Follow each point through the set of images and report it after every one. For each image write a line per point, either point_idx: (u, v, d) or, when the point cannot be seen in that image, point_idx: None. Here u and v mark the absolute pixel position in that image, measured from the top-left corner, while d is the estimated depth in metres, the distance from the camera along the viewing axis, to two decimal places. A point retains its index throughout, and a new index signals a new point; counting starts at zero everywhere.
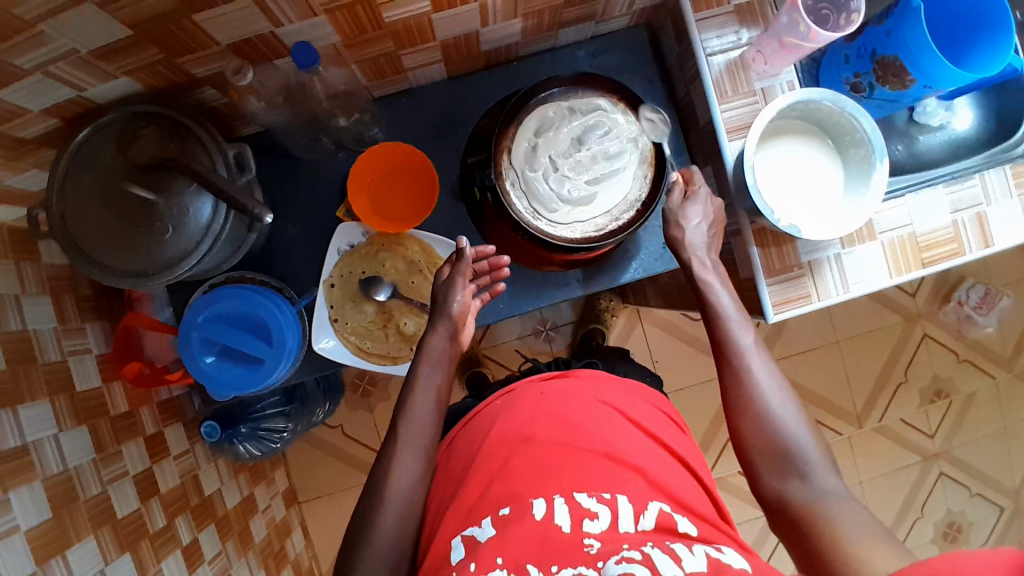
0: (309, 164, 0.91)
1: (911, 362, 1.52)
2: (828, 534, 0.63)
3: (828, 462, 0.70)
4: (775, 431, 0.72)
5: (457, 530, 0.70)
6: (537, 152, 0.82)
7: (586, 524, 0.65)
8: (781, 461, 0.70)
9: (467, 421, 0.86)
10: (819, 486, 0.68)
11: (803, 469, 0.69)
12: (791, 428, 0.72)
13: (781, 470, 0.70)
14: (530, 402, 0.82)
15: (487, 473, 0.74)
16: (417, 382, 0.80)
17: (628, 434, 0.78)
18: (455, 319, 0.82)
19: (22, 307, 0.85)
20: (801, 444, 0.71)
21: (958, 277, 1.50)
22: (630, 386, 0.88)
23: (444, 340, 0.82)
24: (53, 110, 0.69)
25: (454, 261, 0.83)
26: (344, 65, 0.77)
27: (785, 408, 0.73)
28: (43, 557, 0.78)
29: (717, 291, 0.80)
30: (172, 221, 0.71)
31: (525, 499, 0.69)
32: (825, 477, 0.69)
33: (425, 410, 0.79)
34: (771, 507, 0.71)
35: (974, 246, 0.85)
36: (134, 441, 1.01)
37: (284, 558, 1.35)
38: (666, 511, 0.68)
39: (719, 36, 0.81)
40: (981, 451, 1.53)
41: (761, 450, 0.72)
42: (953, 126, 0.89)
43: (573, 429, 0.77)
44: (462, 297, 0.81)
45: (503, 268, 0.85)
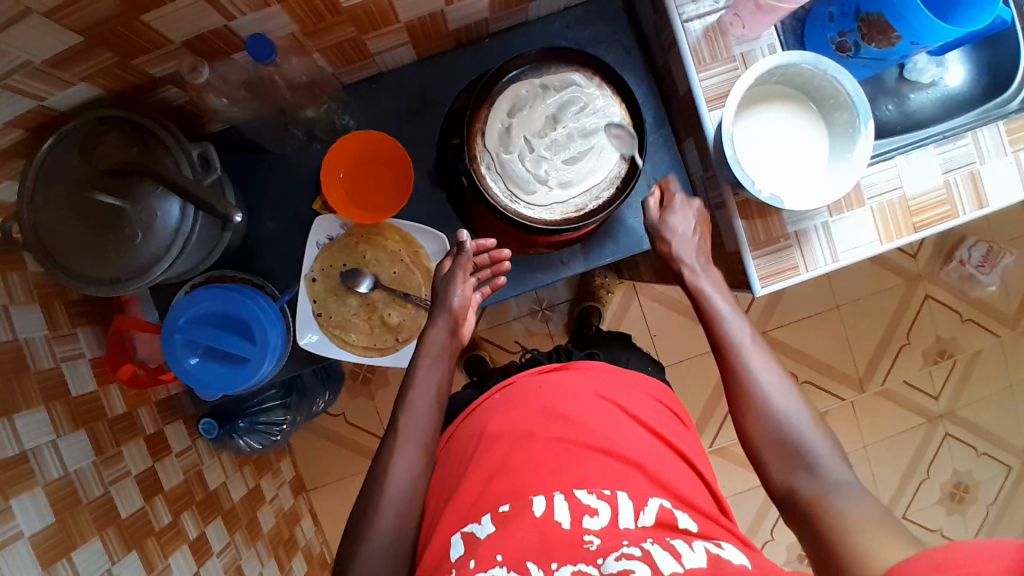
0: (283, 158, 0.90)
1: (913, 324, 1.49)
2: (835, 525, 0.62)
3: (835, 454, 0.68)
4: (777, 423, 0.71)
5: (457, 525, 0.70)
6: (512, 133, 0.80)
7: (586, 520, 0.65)
8: (788, 457, 0.69)
9: (466, 415, 0.85)
10: (826, 475, 0.67)
11: (810, 461, 0.68)
12: (795, 422, 0.70)
13: (788, 465, 0.69)
14: (529, 394, 0.81)
15: (487, 468, 0.73)
16: (416, 377, 0.78)
17: (627, 429, 0.77)
18: (457, 313, 0.80)
19: (12, 317, 0.84)
20: (805, 436, 0.69)
21: (960, 235, 1.46)
22: (630, 377, 0.87)
23: (444, 335, 0.80)
24: (16, 121, 0.68)
25: (455, 254, 0.81)
26: (305, 54, 0.75)
27: (792, 405, 0.72)
28: (49, 561, 0.79)
29: (712, 296, 0.78)
30: (141, 226, 0.70)
31: (524, 496, 0.69)
32: (834, 466, 0.67)
33: (424, 403, 0.77)
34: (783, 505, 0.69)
35: (968, 207, 0.83)
36: (134, 442, 1.02)
37: (294, 546, 1.37)
38: (666, 506, 0.68)
39: (695, 0, 0.78)
40: (988, 410, 1.52)
41: (766, 446, 0.71)
42: (945, 82, 0.86)
43: (572, 422, 0.77)
44: (462, 291, 0.79)
45: (504, 261, 0.84)
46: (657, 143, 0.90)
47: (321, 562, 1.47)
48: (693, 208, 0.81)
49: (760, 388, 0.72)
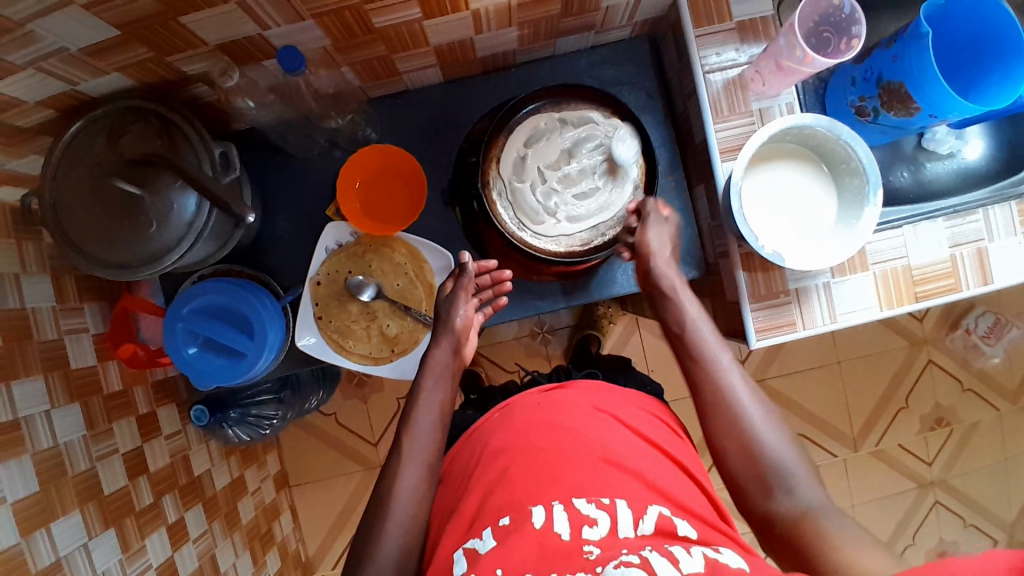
0: (303, 162, 0.92)
1: (913, 389, 1.48)
2: (822, 546, 0.62)
3: (813, 477, 0.69)
4: (752, 443, 0.71)
5: (460, 541, 0.70)
6: (526, 163, 0.81)
7: (585, 531, 0.64)
8: (767, 479, 0.69)
9: (467, 435, 0.86)
10: (804, 499, 0.67)
11: (788, 483, 0.69)
12: (771, 444, 0.71)
13: (767, 488, 0.69)
14: (530, 410, 0.81)
15: (486, 484, 0.73)
16: (421, 397, 0.80)
17: (624, 438, 0.77)
18: (460, 333, 0.84)
19: (21, 286, 0.87)
20: (782, 457, 0.70)
21: (967, 305, 1.46)
22: (629, 396, 0.87)
23: (447, 353, 0.83)
24: (48, 101, 0.70)
25: (456, 276, 0.85)
26: (335, 67, 0.77)
27: (767, 428, 0.72)
28: (27, 528, 0.80)
29: (693, 313, 0.79)
30: (157, 217, 0.72)
31: (524, 507, 0.68)
32: (811, 491, 0.68)
33: (426, 425, 0.79)
34: (762, 527, 0.69)
35: (971, 282, 0.83)
36: (125, 420, 1.03)
37: (270, 540, 1.38)
38: (665, 514, 0.68)
39: (719, 53, 0.80)
40: (981, 483, 1.50)
41: (743, 464, 0.71)
42: (963, 155, 0.86)
43: (570, 435, 0.77)
44: (465, 311, 0.84)
45: (506, 281, 0.87)
46: (669, 187, 0.91)
47: (295, 560, 1.48)
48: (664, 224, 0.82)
49: (739, 406, 0.73)
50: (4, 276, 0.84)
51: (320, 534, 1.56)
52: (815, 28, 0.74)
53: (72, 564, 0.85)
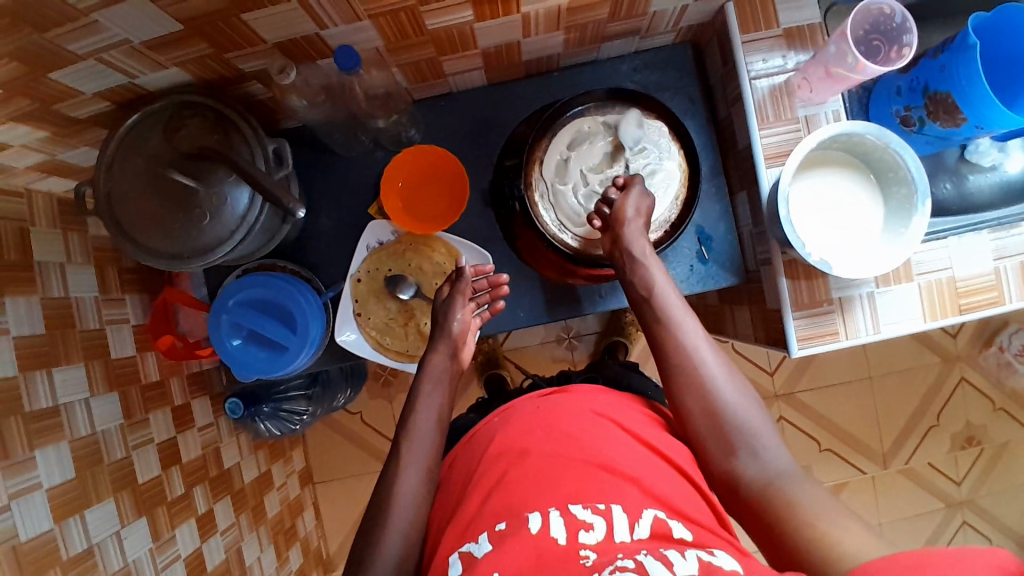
0: (347, 160, 0.93)
1: (944, 406, 1.46)
2: (787, 510, 0.64)
3: (772, 436, 0.72)
4: (717, 405, 0.73)
5: (456, 545, 0.68)
6: (569, 166, 0.83)
7: (581, 535, 0.62)
8: (729, 439, 0.72)
9: (467, 440, 0.84)
10: (766, 460, 0.70)
11: (752, 446, 0.71)
12: (734, 405, 0.73)
13: (728, 448, 0.72)
14: (529, 416, 0.79)
15: (483, 489, 0.71)
16: (420, 401, 0.81)
17: (624, 444, 0.74)
18: (457, 338, 0.84)
19: (66, 274, 0.89)
20: (745, 420, 0.73)
21: (1001, 322, 1.43)
22: (629, 400, 0.84)
23: (445, 360, 0.84)
24: (105, 94, 0.72)
25: (453, 281, 0.87)
26: (385, 68, 0.79)
27: (730, 388, 0.74)
28: (62, 515, 0.82)
29: (659, 277, 0.80)
30: (210, 209, 0.74)
31: (519, 513, 0.65)
32: (772, 452, 0.71)
33: (426, 426, 0.79)
34: (721, 483, 0.72)
35: (1015, 296, 0.82)
36: (161, 410, 1.05)
37: (293, 536, 1.39)
38: (661, 517, 0.65)
39: (765, 60, 0.80)
40: (1012, 504, 1.47)
41: (708, 426, 0.73)
42: (1004, 168, 0.84)
43: (567, 439, 0.74)
44: (462, 316, 0.84)
45: (503, 285, 0.88)
46: (709, 193, 0.91)
47: (316, 557, 1.48)
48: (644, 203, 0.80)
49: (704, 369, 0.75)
50: (49, 264, 0.87)
51: (341, 533, 1.57)
52: (865, 36, 0.74)
53: (103, 551, 0.86)
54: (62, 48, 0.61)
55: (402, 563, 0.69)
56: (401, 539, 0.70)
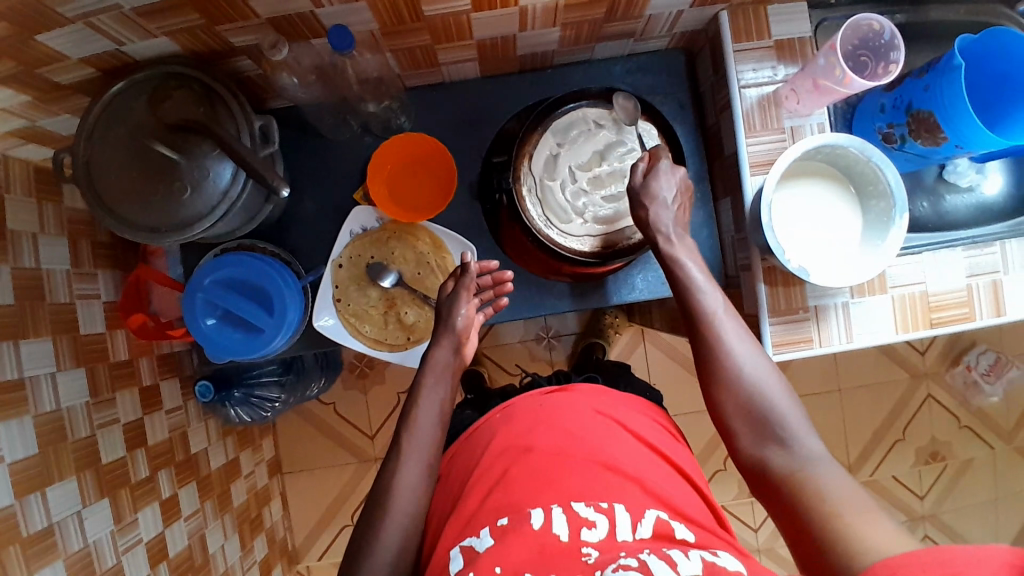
0: (335, 145, 0.92)
1: (911, 421, 1.50)
2: (813, 502, 0.61)
3: (806, 426, 0.68)
4: (745, 393, 0.70)
5: (456, 539, 0.68)
6: (558, 161, 0.82)
7: (584, 533, 0.63)
8: (761, 427, 0.69)
9: (468, 435, 0.83)
10: (797, 448, 0.67)
11: (781, 435, 0.68)
12: (767, 392, 0.70)
13: (761, 437, 0.69)
14: (529, 413, 0.79)
15: (486, 483, 0.72)
16: (421, 395, 0.79)
17: (627, 445, 0.75)
18: (460, 334, 0.83)
19: (38, 244, 0.87)
20: (776, 406, 0.69)
21: (969, 341, 1.48)
22: (630, 399, 0.85)
23: (449, 354, 0.82)
24: (90, 60, 0.70)
25: (458, 275, 0.85)
26: (379, 52, 0.78)
27: (758, 370, 0.71)
28: (23, 490, 0.79)
29: (687, 260, 0.77)
30: (191, 183, 0.72)
31: (522, 508, 0.67)
32: (803, 440, 0.67)
33: (427, 419, 0.77)
34: (750, 473, 0.69)
35: (986, 313, 0.84)
36: (128, 390, 1.02)
37: (259, 525, 1.37)
38: (664, 518, 0.66)
39: (755, 69, 0.81)
40: (971, 519, 1.51)
41: (735, 415, 0.71)
42: (982, 189, 0.87)
43: (568, 437, 0.75)
44: (466, 312, 0.83)
45: (507, 282, 0.87)
46: (694, 197, 0.92)
47: (281, 548, 1.46)
48: (676, 176, 0.80)
49: (732, 357, 0.71)
50: (21, 234, 0.84)
51: (308, 525, 1.54)
52: (854, 52, 0.76)
53: (63, 530, 0.84)
54: (51, 9, 0.59)
55: (372, 553, 0.68)
56: (372, 529, 0.70)
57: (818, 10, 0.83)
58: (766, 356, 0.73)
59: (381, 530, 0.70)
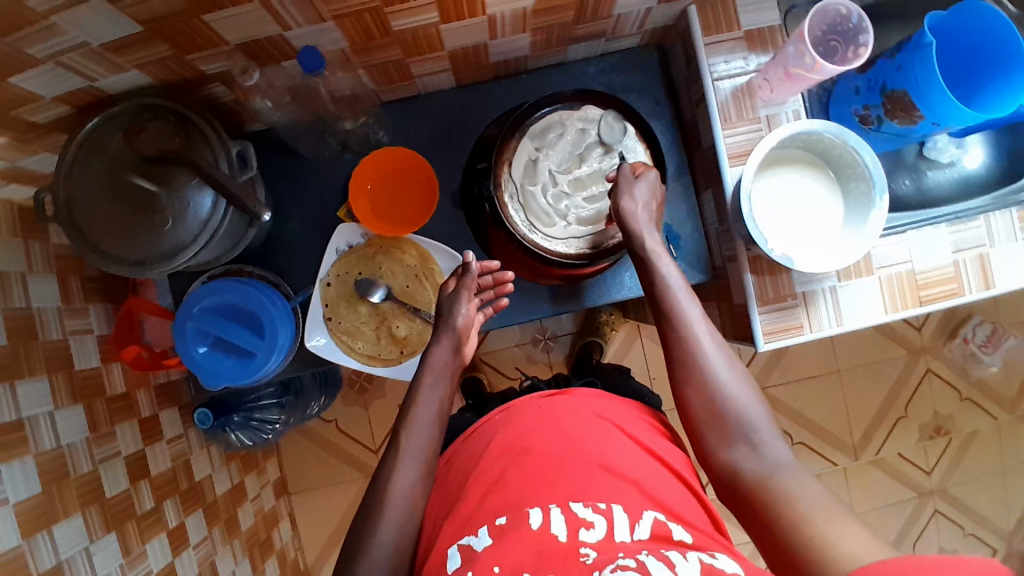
0: (315, 164, 0.93)
1: (913, 397, 1.50)
2: (786, 508, 0.61)
3: (777, 433, 0.68)
4: (717, 397, 0.70)
5: (453, 538, 0.68)
6: (537, 166, 0.82)
7: (582, 533, 0.64)
8: (732, 430, 0.68)
9: (466, 438, 0.83)
10: (768, 453, 0.67)
11: (751, 438, 0.68)
12: (738, 397, 0.70)
13: (732, 439, 0.68)
14: (529, 415, 0.79)
15: (484, 484, 0.72)
16: (420, 395, 0.79)
17: (625, 447, 0.75)
18: (460, 332, 0.83)
19: (27, 284, 0.87)
20: (747, 411, 0.69)
21: (965, 313, 1.48)
22: (630, 404, 0.85)
23: (448, 353, 0.82)
24: (64, 98, 0.70)
25: (459, 276, 0.86)
26: (352, 70, 0.78)
27: (731, 376, 0.71)
28: (29, 530, 0.79)
29: (662, 260, 0.77)
30: (173, 214, 0.72)
31: (521, 508, 0.67)
32: (775, 445, 0.67)
33: (425, 420, 0.77)
34: (720, 478, 0.69)
35: (974, 287, 0.84)
36: (128, 422, 1.02)
37: (270, 548, 1.37)
38: (661, 519, 0.67)
39: (727, 61, 0.82)
40: (979, 491, 1.51)
41: (706, 421, 0.70)
42: (964, 163, 0.88)
43: (567, 438, 0.75)
44: (467, 310, 0.83)
45: (507, 283, 0.88)
46: (677, 191, 0.92)
47: (293, 568, 1.46)
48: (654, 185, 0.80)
49: (708, 362, 0.71)
50: (9, 274, 0.84)
51: (318, 544, 1.54)
52: (823, 37, 0.76)
53: (72, 567, 0.84)
54: (20, 51, 0.59)
55: (379, 568, 0.69)
56: (378, 546, 0.70)
57: None
58: (739, 363, 0.73)
59: (387, 545, 0.70)
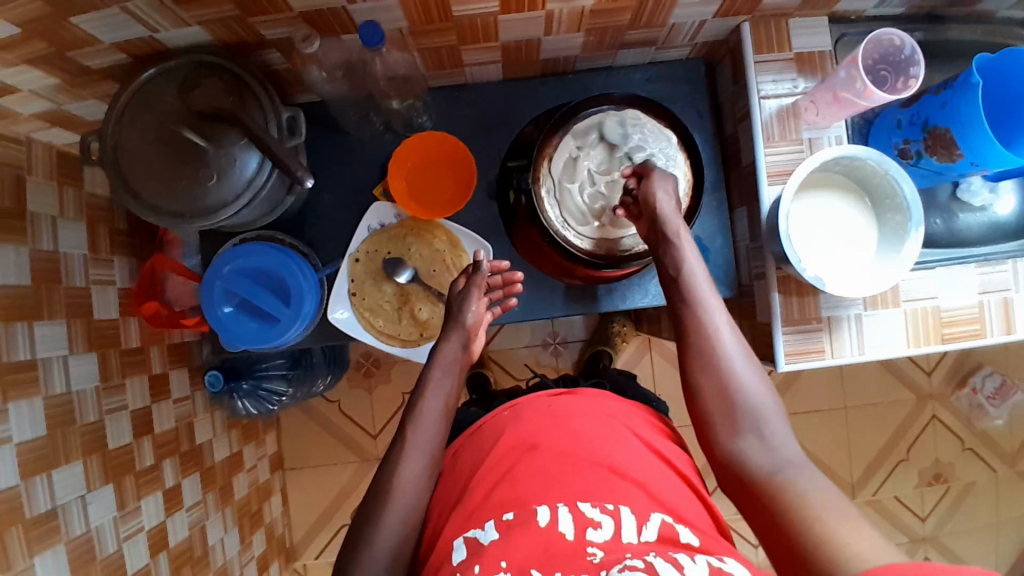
0: (356, 141, 0.94)
1: (915, 441, 1.49)
2: (792, 499, 0.61)
3: (786, 428, 0.70)
4: (728, 386, 0.72)
5: (460, 530, 0.68)
6: (577, 165, 0.83)
7: (589, 533, 0.64)
8: (742, 421, 0.70)
9: (474, 431, 0.83)
10: (774, 445, 0.68)
11: (760, 429, 0.69)
12: (753, 392, 0.71)
13: (741, 430, 0.70)
14: (539, 412, 0.79)
15: (491, 477, 0.72)
16: (428, 388, 0.79)
17: (633, 449, 0.75)
18: (470, 329, 0.83)
19: (57, 228, 0.88)
20: (759, 405, 0.71)
21: (976, 363, 1.48)
22: (639, 409, 0.85)
23: (456, 350, 0.83)
24: (122, 46, 0.71)
25: (469, 274, 0.86)
26: (406, 50, 0.79)
27: (749, 376, 0.72)
28: (28, 471, 0.79)
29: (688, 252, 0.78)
30: (218, 170, 0.73)
31: (528, 504, 0.67)
32: (779, 438, 0.69)
33: (432, 414, 0.77)
34: (725, 468, 0.70)
35: (996, 330, 0.85)
36: (138, 377, 1.02)
37: (259, 521, 1.37)
38: (669, 522, 0.67)
39: (775, 81, 0.82)
40: (972, 543, 1.50)
41: (715, 408, 0.72)
42: (995, 209, 0.88)
43: (576, 438, 0.75)
44: (477, 308, 0.83)
45: (517, 283, 0.88)
46: (710, 205, 0.93)
47: (279, 544, 1.46)
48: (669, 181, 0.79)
49: (724, 351, 0.73)
50: (41, 216, 0.85)
51: (306, 523, 1.54)
52: (873, 66, 0.77)
53: (67, 514, 0.84)
54: None
55: (380, 542, 0.69)
56: (380, 523, 0.69)
57: (839, 25, 0.85)
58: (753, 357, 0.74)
59: (389, 523, 0.70)
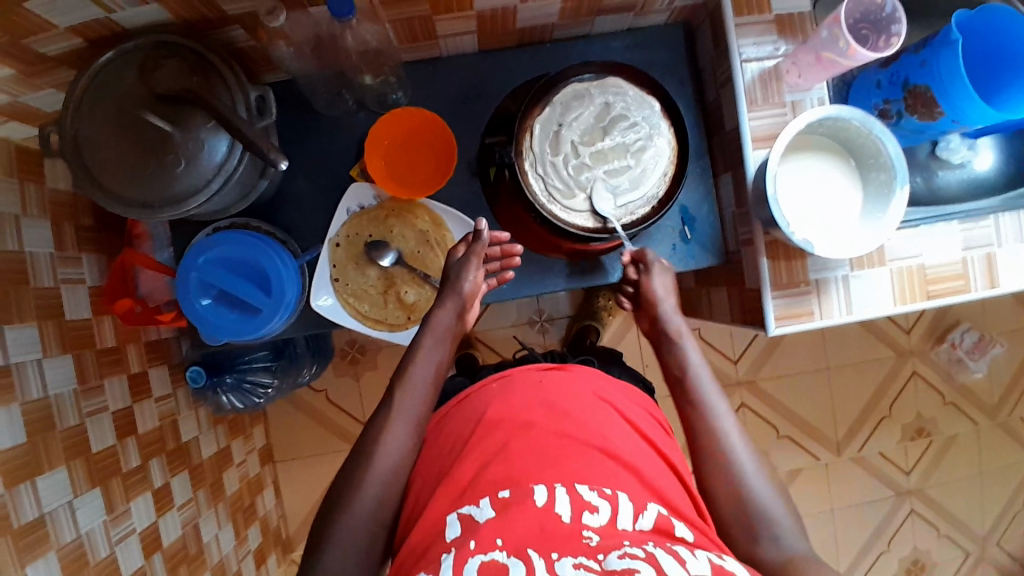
0: (330, 122, 0.91)
1: (898, 398, 1.53)
2: None
3: (797, 526, 0.67)
4: (742, 491, 0.70)
5: (451, 508, 0.67)
6: (559, 136, 0.81)
7: (586, 516, 0.63)
8: (750, 523, 0.68)
9: (459, 401, 0.82)
10: (786, 546, 0.66)
11: (768, 530, 0.67)
12: (760, 492, 0.69)
13: (752, 534, 0.68)
14: (530, 386, 0.79)
15: (485, 453, 0.71)
16: (420, 353, 0.78)
17: (622, 430, 0.76)
18: (466, 298, 0.81)
19: (21, 227, 0.83)
20: (765, 502, 0.69)
21: (954, 319, 1.51)
22: (626, 389, 0.85)
23: (450, 317, 0.81)
24: (78, 30, 0.67)
25: (469, 242, 0.83)
26: (378, 22, 0.76)
27: (757, 476, 0.71)
28: (12, 480, 0.77)
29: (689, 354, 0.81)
30: (185, 156, 0.70)
31: (525, 483, 0.66)
32: (793, 537, 0.66)
33: (422, 380, 0.76)
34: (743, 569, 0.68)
35: (980, 284, 0.86)
36: (117, 377, 0.99)
37: (252, 515, 1.35)
38: (664, 514, 0.66)
39: (756, 44, 0.81)
40: (955, 494, 1.55)
41: (727, 512, 0.70)
42: (973, 165, 0.88)
43: (571, 416, 0.75)
44: (474, 278, 0.81)
45: (515, 255, 0.86)
46: (694, 173, 0.92)
47: (275, 537, 1.44)
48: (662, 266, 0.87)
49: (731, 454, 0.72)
50: (4, 216, 0.81)
51: (301, 514, 1.53)
52: (856, 24, 0.76)
53: (54, 521, 0.81)
54: None
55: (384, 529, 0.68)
56: (383, 512, 0.69)
57: None
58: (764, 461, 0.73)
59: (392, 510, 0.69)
